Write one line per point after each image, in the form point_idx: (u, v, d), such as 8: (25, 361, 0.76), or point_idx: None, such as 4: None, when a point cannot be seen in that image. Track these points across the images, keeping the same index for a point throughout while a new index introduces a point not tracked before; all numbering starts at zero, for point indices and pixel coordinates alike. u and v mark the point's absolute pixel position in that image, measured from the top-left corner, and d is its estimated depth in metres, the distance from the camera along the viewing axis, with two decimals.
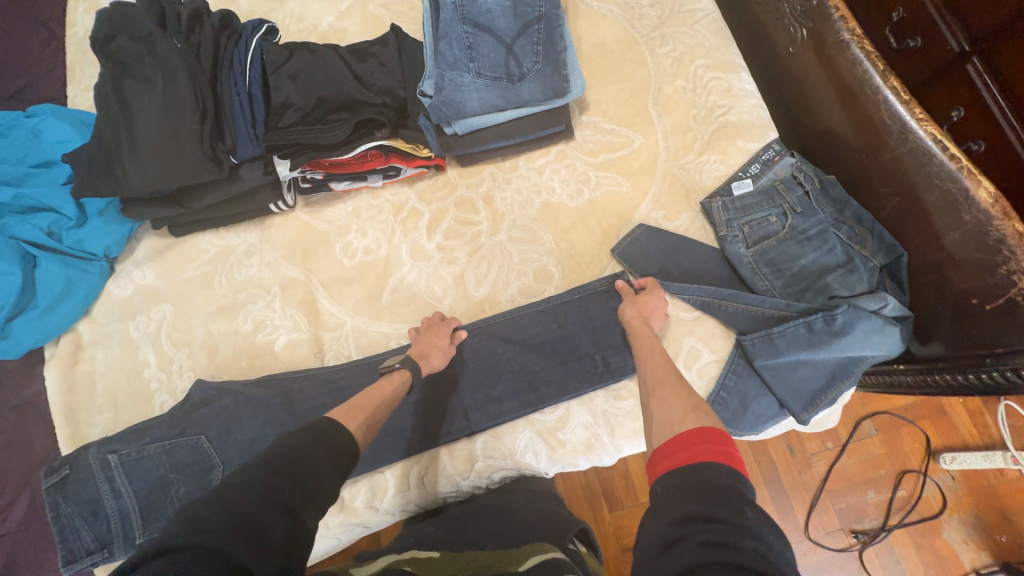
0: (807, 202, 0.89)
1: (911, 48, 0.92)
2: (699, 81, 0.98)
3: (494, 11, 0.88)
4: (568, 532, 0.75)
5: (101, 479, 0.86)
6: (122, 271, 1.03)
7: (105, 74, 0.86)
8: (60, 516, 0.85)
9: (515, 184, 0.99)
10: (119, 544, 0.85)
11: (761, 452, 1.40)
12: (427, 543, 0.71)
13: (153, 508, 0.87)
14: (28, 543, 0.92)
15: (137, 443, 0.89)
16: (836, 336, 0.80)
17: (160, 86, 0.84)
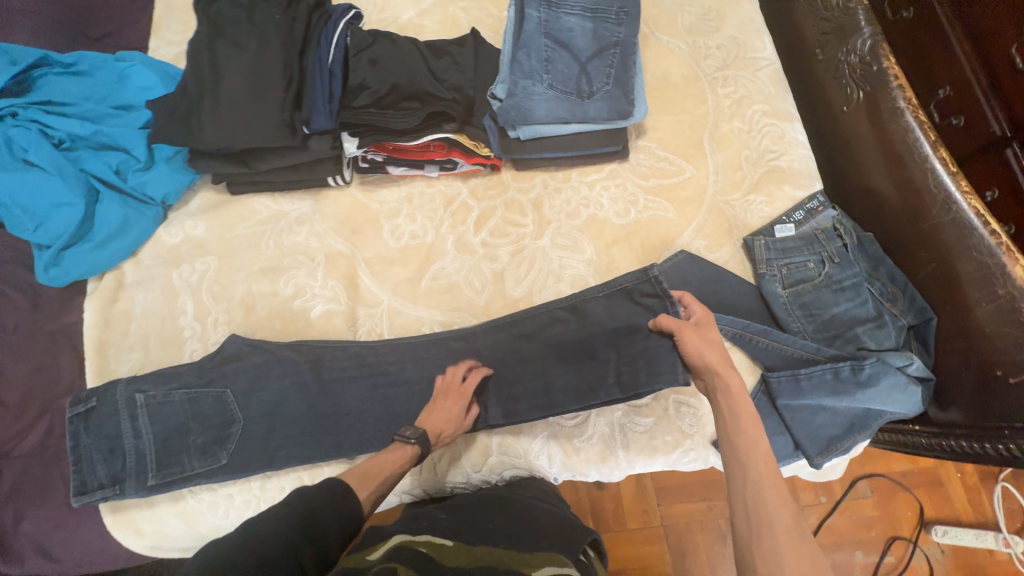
0: (844, 253, 0.92)
1: (953, 125, 0.98)
2: (754, 125, 1.03)
3: (575, 31, 0.93)
4: (579, 541, 0.76)
5: (125, 417, 0.87)
6: (175, 219, 1.06)
7: (202, 32, 0.92)
8: (77, 447, 0.85)
9: (564, 195, 1.02)
10: (132, 483, 0.86)
11: None
12: (441, 527, 0.73)
13: (170, 453, 0.88)
14: (38, 470, 0.94)
15: (164, 387, 0.89)
16: (860, 387, 0.82)
17: (255, 52, 0.90)
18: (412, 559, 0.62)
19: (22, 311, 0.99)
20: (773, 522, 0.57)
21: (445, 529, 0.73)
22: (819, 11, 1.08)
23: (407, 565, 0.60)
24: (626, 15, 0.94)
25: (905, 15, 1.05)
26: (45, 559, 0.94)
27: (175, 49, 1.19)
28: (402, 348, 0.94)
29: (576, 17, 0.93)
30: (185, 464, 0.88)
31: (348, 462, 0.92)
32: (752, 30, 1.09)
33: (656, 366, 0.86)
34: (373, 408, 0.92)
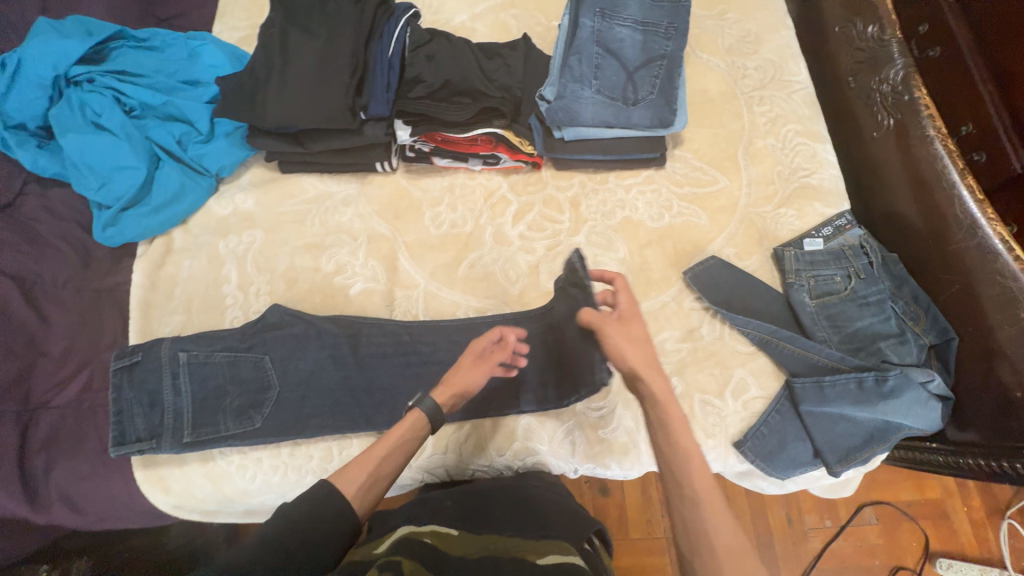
0: (870, 271, 0.96)
1: (974, 162, 0.96)
2: (787, 143, 1.07)
3: (626, 41, 0.98)
4: (586, 530, 0.78)
5: (167, 373, 0.90)
6: (226, 191, 1.10)
7: (276, 18, 1.00)
8: (119, 399, 0.88)
9: (601, 196, 1.06)
10: (168, 439, 0.88)
11: (761, 517, 1.38)
12: (447, 515, 0.76)
13: (207, 412, 0.90)
14: (73, 423, 0.95)
15: (207, 348, 0.93)
16: (884, 397, 0.84)
17: (325, 41, 0.97)
18: (418, 549, 0.63)
19: (73, 268, 1.03)
20: (704, 534, 0.61)
21: (452, 518, 0.75)
22: (853, 42, 1.13)
23: (412, 556, 0.61)
24: (675, 30, 0.99)
25: (930, 54, 1.02)
26: (71, 512, 0.94)
27: (238, 33, 1.25)
28: (436, 329, 0.97)
29: (628, 28, 0.98)
30: (220, 424, 0.90)
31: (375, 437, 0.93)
32: (789, 55, 1.15)
33: (584, 357, 0.91)
34: (404, 385, 0.95)
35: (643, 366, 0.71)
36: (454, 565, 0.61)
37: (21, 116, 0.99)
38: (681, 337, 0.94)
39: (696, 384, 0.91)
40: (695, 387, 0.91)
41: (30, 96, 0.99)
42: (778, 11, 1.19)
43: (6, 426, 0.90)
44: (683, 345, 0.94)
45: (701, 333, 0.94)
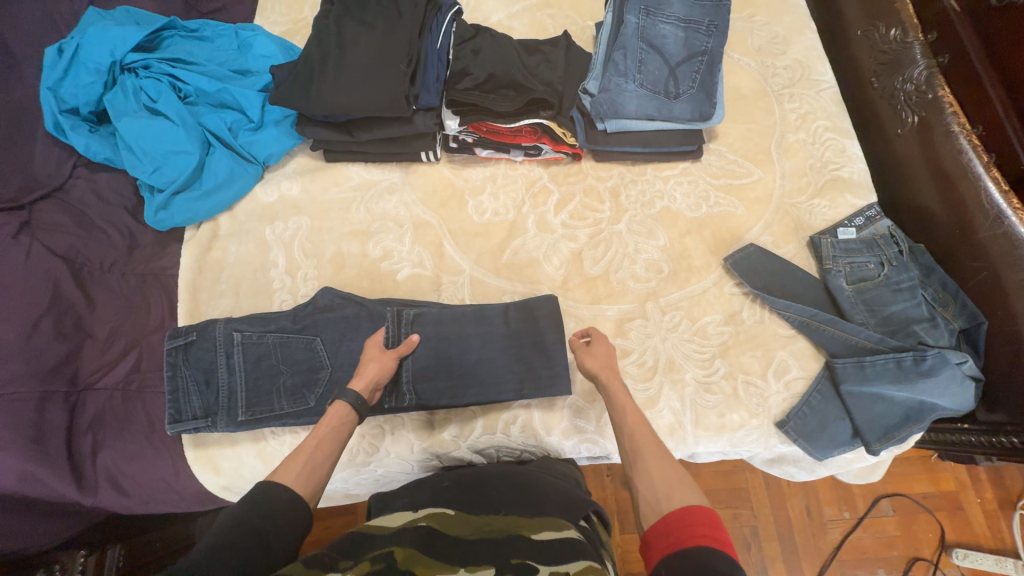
0: (902, 258, 0.99)
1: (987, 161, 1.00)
2: (818, 138, 1.12)
3: (668, 37, 1.03)
4: (581, 508, 0.79)
5: (222, 352, 0.92)
6: (271, 178, 1.12)
7: (332, 13, 1.04)
8: (176, 376, 0.90)
9: (639, 186, 1.10)
10: (224, 417, 0.90)
11: (781, 510, 1.40)
12: (441, 498, 0.77)
13: (260, 391, 0.92)
14: (120, 404, 0.93)
15: (260, 329, 0.94)
16: (922, 376, 0.88)
17: (382, 33, 1.01)
18: (412, 535, 0.65)
19: (118, 252, 1.02)
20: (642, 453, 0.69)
21: (446, 501, 0.77)
22: (876, 44, 1.17)
23: (407, 542, 0.63)
24: (715, 28, 1.03)
25: (940, 61, 1.08)
26: (116, 494, 0.92)
27: (279, 27, 1.26)
28: (483, 311, 0.98)
29: (671, 25, 1.03)
30: (275, 403, 0.92)
31: (426, 420, 0.96)
32: (816, 56, 1.20)
33: (534, 384, 0.93)
34: (458, 354, 0.95)
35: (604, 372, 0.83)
36: (454, 549, 0.64)
37: (74, 101, 1.01)
38: (723, 320, 0.98)
39: (739, 365, 0.95)
40: (738, 368, 0.95)
41: (84, 80, 1.00)
42: (804, 15, 1.24)
43: (54, 407, 0.87)
44: (725, 328, 0.98)
45: (741, 316, 0.98)
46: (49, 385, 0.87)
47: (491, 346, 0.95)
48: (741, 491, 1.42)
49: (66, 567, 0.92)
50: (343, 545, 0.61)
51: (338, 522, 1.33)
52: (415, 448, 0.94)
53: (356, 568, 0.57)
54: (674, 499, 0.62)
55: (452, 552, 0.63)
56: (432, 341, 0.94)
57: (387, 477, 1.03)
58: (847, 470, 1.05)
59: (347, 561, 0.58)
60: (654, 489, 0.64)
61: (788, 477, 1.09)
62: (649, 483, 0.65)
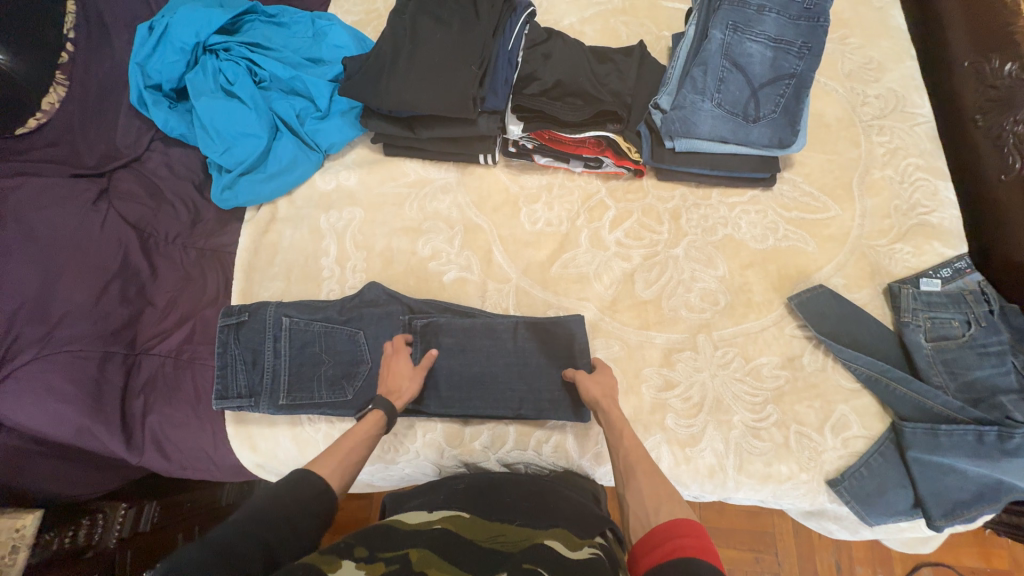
0: (993, 319, 0.89)
1: None
2: (906, 176, 1.03)
3: (755, 57, 0.98)
4: (598, 524, 0.75)
5: (270, 335, 0.94)
6: (330, 167, 1.14)
7: (409, 8, 1.04)
8: (225, 353, 0.93)
9: (703, 211, 1.04)
10: (265, 398, 0.92)
11: (808, 563, 1.28)
12: (456, 503, 0.77)
13: (303, 377, 0.94)
14: (171, 371, 0.96)
15: (307, 316, 0.96)
16: (1006, 455, 0.79)
17: (456, 32, 1.01)
18: (428, 537, 0.64)
19: (182, 226, 1.05)
20: (636, 469, 0.70)
21: (460, 506, 0.76)
22: (985, 79, 1.03)
23: (423, 544, 0.62)
24: (809, 50, 0.96)
25: None
26: (160, 457, 0.94)
27: (353, 18, 1.27)
28: (513, 322, 0.96)
29: (759, 44, 0.97)
30: (314, 391, 0.93)
31: (459, 425, 0.94)
32: (913, 86, 1.10)
33: (561, 401, 0.92)
34: (499, 363, 0.94)
35: (606, 399, 0.82)
36: (469, 552, 0.62)
37: (158, 78, 1.05)
38: (780, 363, 0.92)
39: (794, 414, 0.89)
40: (791, 417, 0.89)
41: (169, 58, 1.04)
42: (905, 41, 1.14)
43: (113, 367, 0.91)
44: (782, 372, 0.92)
45: (801, 361, 0.92)
46: (110, 346, 0.91)
47: (530, 361, 0.94)
48: (767, 536, 1.31)
49: (107, 517, 0.96)
50: (365, 535, 0.61)
51: (352, 505, 1.34)
52: (445, 452, 0.94)
53: (369, 566, 0.55)
54: (662, 512, 0.63)
55: (468, 556, 0.61)
56: (449, 356, 0.94)
57: (411, 476, 1.03)
58: (895, 539, 0.96)
59: (361, 550, 0.57)
60: (642, 502, 0.66)
61: (826, 532, 0.99)
62: (638, 495, 0.67)
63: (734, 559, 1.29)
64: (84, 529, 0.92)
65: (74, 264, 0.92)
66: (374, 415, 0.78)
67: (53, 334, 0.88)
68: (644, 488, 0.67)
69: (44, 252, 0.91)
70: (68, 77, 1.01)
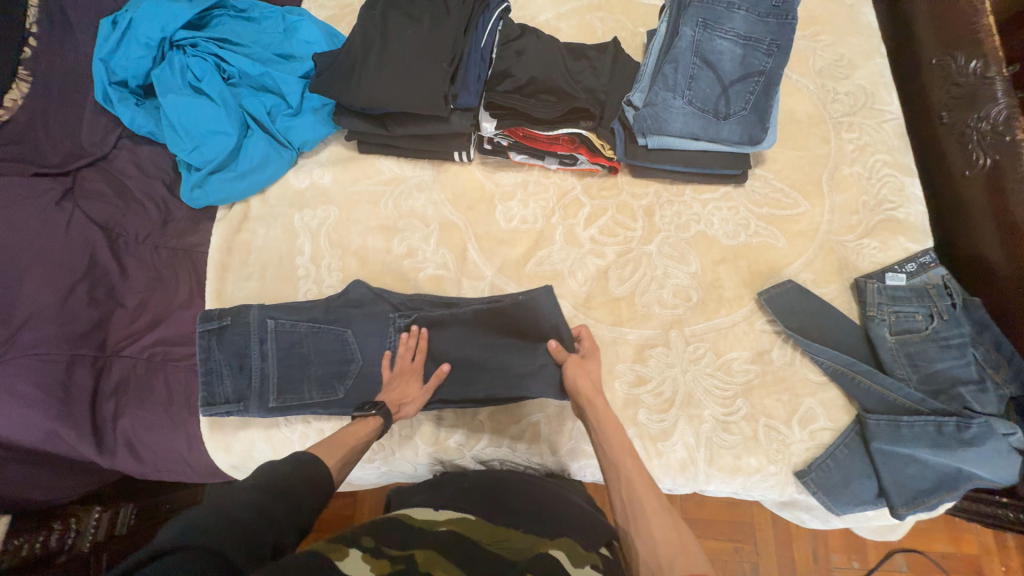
0: (954, 313, 0.91)
1: None
2: (874, 173, 1.05)
3: (725, 53, 0.99)
4: (603, 535, 0.74)
5: (254, 338, 0.93)
6: (304, 165, 1.12)
7: (380, 3, 1.03)
8: (209, 360, 0.91)
9: (676, 207, 1.05)
10: (254, 402, 0.92)
11: (784, 548, 1.31)
12: (463, 504, 0.76)
13: (290, 378, 0.93)
14: (142, 373, 0.95)
15: (292, 317, 0.94)
16: (963, 445, 0.82)
17: (427, 28, 1.00)
18: (435, 537, 0.63)
19: (153, 225, 1.03)
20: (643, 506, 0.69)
21: (465, 506, 0.76)
22: (951, 76, 1.05)
23: (429, 544, 0.61)
24: (777, 47, 0.97)
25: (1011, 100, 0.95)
26: (132, 459, 0.92)
27: (326, 12, 1.25)
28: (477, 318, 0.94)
29: (729, 41, 0.98)
30: (304, 392, 0.93)
31: (434, 423, 0.95)
32: (882, 83, 1.12)
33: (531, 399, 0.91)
34: (485, 356, 0.93)
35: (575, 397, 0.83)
36: (472, 554, 0.61)
37: (123, 74, 1.03)
38: (750, 358, 0.94)
39: (762, 407, 0.91)
40: (760, 410, 0.90)
41: (135, 54, 1.03)
42: (875, 38, 1.16)
43: (82, 370, 0.88)
44: (751, 366, 0.93)
45: (770, 355, 0.94)
46: (79, 349, 0.89)
47: (514, 357, 0.92)
48: (745, 525, 1.33)
49: (81, 522, 0.95)
50: (372, 527, 0.61)
51: (336, 502, 1.34)
52: (419, 450, 0.94)
53: (375, 561, 0.54)
54: (676, 566, 0.61)
55: (469, 557, 0.60)
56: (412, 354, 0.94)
57: (389, 474, 1.03)
58: (865, 527, 0.97)
59: (368, 540, 0.58)
60: (654, 550, 0.64)
61: (798, 522, 1.01)
62: (650, 543, 0.65)
63: (713, 548, 1.31)
64: (56, 532, 0.91)
65: (38, 266, 0.89)
66: (372, 421, 0.82)
67: (17, 336, 0.86)
68: (655, 527, 0.66)
69: (9, 254, 0.89)
70: (29, 73, 0.99)
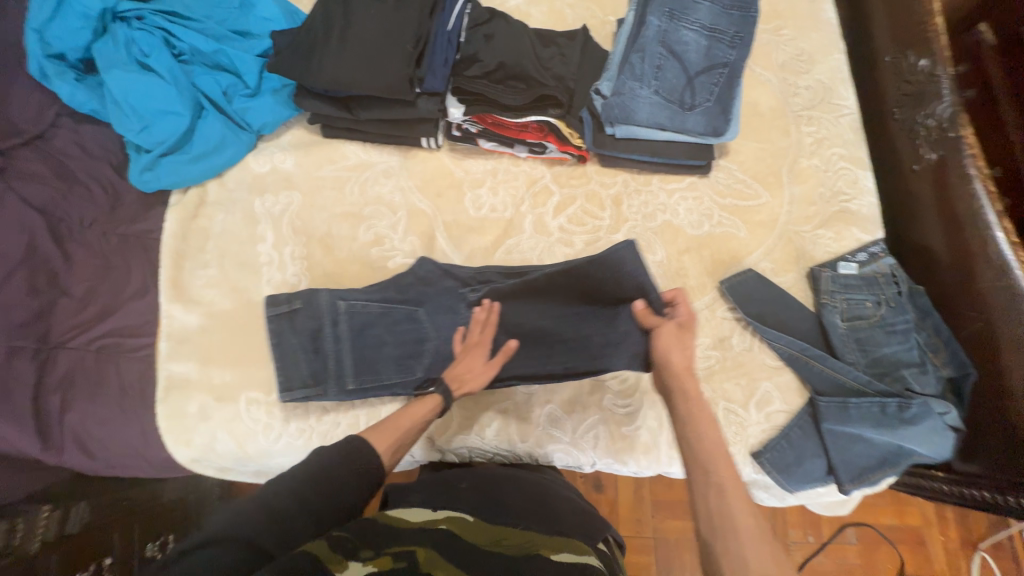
0: (900, 300, 0.97)
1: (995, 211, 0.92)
2: (831, 165, 1.08)
3: (690, 45, 1.01)
4: (600, 531, 0.78)
5: (328, 319, 0.90)
6: (264, 149, 1.08)
7: None
8: (282, 343, 0.89)
9: (643, 197, 1.07)
10: (332, 385, 0.89)
11: None
12: (466, 500, 0.76)
13: (368, 361, 0.90)
14: (91, 365, 0.89)
15: (365, 297, 0.91)
16: (903, 423, 0.87)
17: (392, 8, 0.97)
18: (433, 536, 0.62)
19: (99, 210, 0.97)
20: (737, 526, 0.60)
21: (465, 503, 0.76)
22: (903, 74, 1.10)
23: (429, 542, 0.60)
24: (740, 39, 1.01)
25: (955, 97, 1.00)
26: (82, 455, 0.88)
27: None
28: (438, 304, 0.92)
29: (694, 32, 1.02)
30: (382, 373, 0.90)
31: None
32: (839, 78, 1.15)
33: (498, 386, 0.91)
34: (558, 329, 0.90)
35: None
36: (473, 553, 0.60)
37: (60, 46, 0.97)
38: (711, 344, 0.97)
39: (722, 391, 0.94)
40: (720, 394, 0.93)
41: (73, 24, 0.96)
42: (834, 34, 1.19)
43: (22, 362, 0.84)
44: (713, 353, 0.96)
45: (731, 342, 0.97)
46: (18, 340, 0.85)
47: (591, 328, 0.89)
48: None
49: (29, 521, 0.87)
50: (365, 530, 0.59)
51: None
52: None
53: (377, 562, 0.54)
54: None
55: (469, 558, 0.59)
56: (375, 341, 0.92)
57: None
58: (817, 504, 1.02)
59: (367, 550, 0.56)
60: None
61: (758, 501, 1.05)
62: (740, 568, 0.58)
63: (680, 529, 1.36)
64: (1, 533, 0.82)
65: None
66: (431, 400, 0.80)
67: None
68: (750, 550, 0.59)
69: None
70: None
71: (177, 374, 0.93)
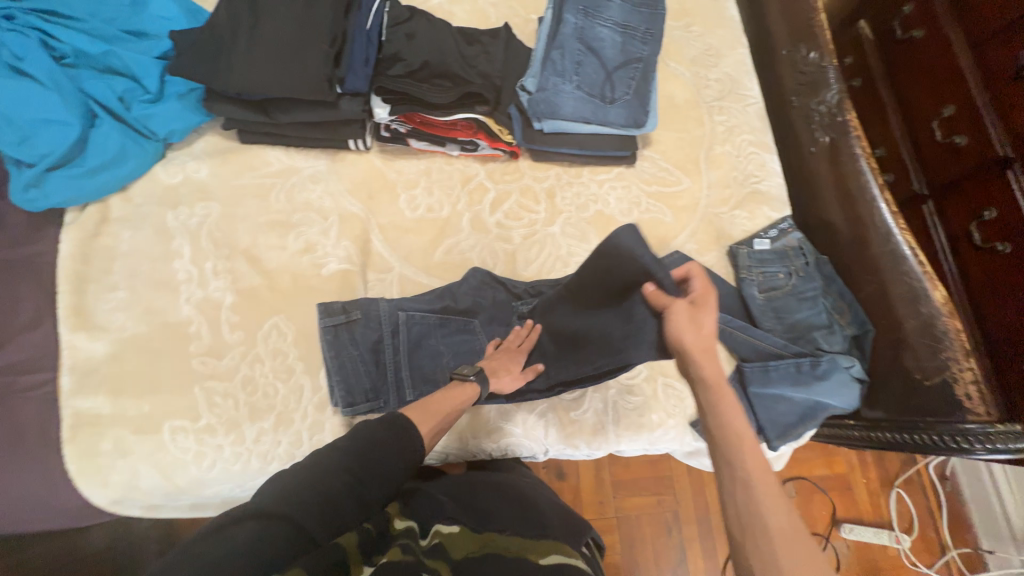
0: (808, 269, 1.07)
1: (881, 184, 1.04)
2: (742, 151, 1.18)
3: (606, 41, 1.06)
4: (586, 531, 0.79)
5: (388, 329, 0.92)
6: (175, 158, 1.01)
7: None
8: (343, 355, 0.90)
9: (575, 189, 1.10)
10: (392, 398, 0.90)
11: (698, 492, 1.44)
12: (458, 503, 0.77)
13: (425, 371, 0.92)
14: None
15: (421, 306, 0.94)
16: (818, 379, 0.96)
17: (304, 7, 0.94)
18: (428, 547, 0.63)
19: None
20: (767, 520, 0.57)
21: (458, 507, 0.76)
22: (798, 65, 1.21)
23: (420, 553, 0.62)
24: (651, 36, 1.07)
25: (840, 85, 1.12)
26: None
27: None
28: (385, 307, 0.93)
29: (608, 29, 1.07)
30: (438, 381, 0.92)
31: (348, 421, 0.91)
32: (744, 71, 1.25)
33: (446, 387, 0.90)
34: (589, 327, 0.88)
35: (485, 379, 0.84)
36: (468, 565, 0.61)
37: None
38: None
39: (659, 367, 0.99)
40: (658, 371, 0.99)
41: None
42: (737, 31, 1.29)
43: None
44: None
45: None
46: None
47: (611, 318, 0.85)
48: (666, 479, 1.45)
49: None
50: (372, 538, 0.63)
51: None
52: None
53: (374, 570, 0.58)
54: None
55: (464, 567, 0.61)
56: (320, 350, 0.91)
57: None
58: None
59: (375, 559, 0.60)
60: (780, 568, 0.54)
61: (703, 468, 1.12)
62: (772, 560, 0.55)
63: (639, 504, 1.42)
64: None
65: None
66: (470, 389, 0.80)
67: None
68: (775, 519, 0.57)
69: None
70: None
71: (88, 410, 0.85)
